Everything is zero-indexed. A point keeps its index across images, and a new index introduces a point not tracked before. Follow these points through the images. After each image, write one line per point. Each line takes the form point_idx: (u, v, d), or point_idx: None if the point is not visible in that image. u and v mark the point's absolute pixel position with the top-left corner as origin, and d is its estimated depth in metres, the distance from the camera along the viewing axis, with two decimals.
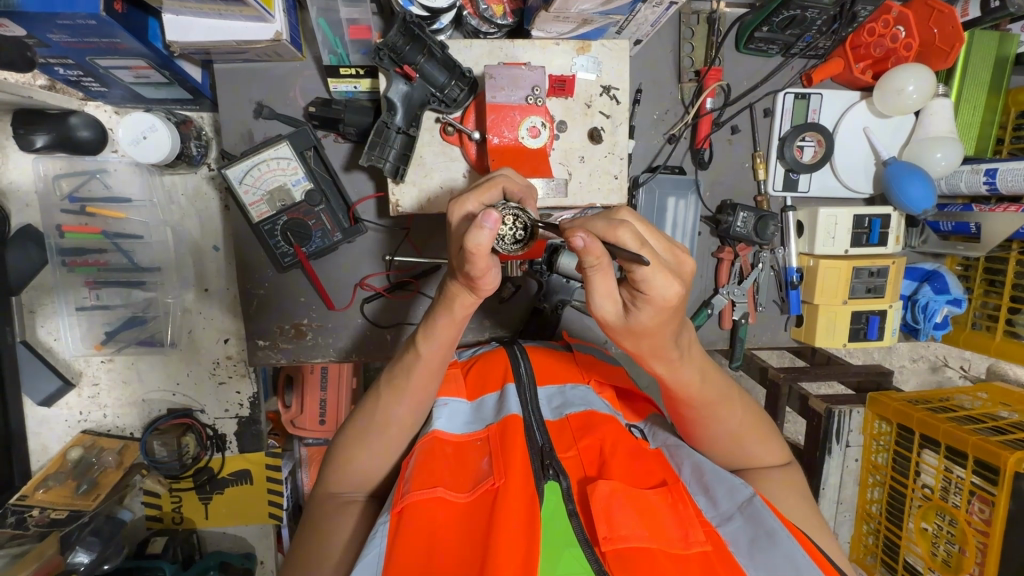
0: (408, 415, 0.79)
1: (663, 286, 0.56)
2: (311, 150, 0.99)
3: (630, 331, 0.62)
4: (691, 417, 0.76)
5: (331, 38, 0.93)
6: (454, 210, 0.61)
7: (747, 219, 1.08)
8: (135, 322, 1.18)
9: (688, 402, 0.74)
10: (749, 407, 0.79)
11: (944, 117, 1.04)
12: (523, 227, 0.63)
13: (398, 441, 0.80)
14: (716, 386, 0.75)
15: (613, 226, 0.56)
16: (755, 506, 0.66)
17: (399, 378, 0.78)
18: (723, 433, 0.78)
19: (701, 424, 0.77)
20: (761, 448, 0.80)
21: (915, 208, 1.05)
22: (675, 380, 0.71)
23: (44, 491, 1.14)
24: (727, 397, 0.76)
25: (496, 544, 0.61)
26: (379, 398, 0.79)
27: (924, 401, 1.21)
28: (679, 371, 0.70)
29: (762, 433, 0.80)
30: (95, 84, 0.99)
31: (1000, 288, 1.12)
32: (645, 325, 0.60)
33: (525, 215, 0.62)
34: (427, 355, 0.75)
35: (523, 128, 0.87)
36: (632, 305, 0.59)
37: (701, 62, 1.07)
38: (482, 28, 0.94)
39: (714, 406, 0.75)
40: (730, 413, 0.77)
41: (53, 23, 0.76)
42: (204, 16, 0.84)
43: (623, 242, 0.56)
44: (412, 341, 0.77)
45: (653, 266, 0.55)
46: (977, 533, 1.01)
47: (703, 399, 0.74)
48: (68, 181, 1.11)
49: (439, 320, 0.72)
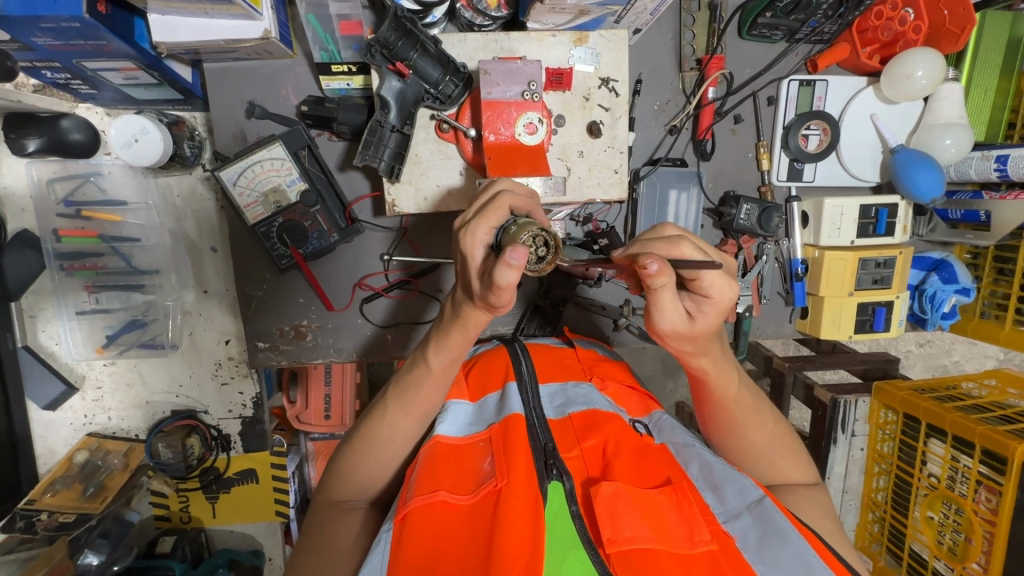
0: (413, 426, 0.78)
1: (726, 287, 0.60)
2: (305, 149, 0.97)
3: (688, 335, 0.63)
4: (726, 423, 0.77)
5: (321, 34, 0.91)
6: (466, 240, 0.59)
7: (751, 211, 1.06)
8: (135, 324, 1.18)
9: (724, 404, 0.75)
10: (782, 422, 0.79)
11: (954, 101, 1.01)
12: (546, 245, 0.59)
13: (402, 450, 0.80)
14: (752, 392, 0.76)
15: (674, 243, 0.59)
16: (766, 506, 0.66)
17: (405, 392, 0.77)
18: (758, 446, 0.78)
19: (733, 430, 0.77)
20: (791, 463, 0.79)
21: (923, 196, 1.03)
22: (717, 380, 0.72)
23: (53, 496, 1.14)
24: (760, 406, 0.77)
25: (499, 549, 0.60)
26: (384, 411, 0.78)
27: (931, 390, 1.20)
28: (722, 370, 0.71)
29: (792, 451, 0.79)
30: (85, 86, 0.97)
31: (1010, 276, 1.10)
32: (709, 326, 0.62)
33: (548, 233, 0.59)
34: (438, 369, 0.75)
35: (520, 124, 0.85)
36: (695, 310, 0.62)
37: (703, 49, 1.04)
38: (477, 20, 0.91)
39: (749, 413, 0.75)
40: (764, 424, 0.77)
41: (36, 26, 0.74)
42: (191, 15, 0.82)
43: (687, 256, 0.59)
44: (421, 353, 0.76)
45: (716, 272, 0.59)
46: (984, 522, 1.01)
47: (739, 403, 0.75)
48: (63, 185, 1.10)
49: (453, 334, 0.71)
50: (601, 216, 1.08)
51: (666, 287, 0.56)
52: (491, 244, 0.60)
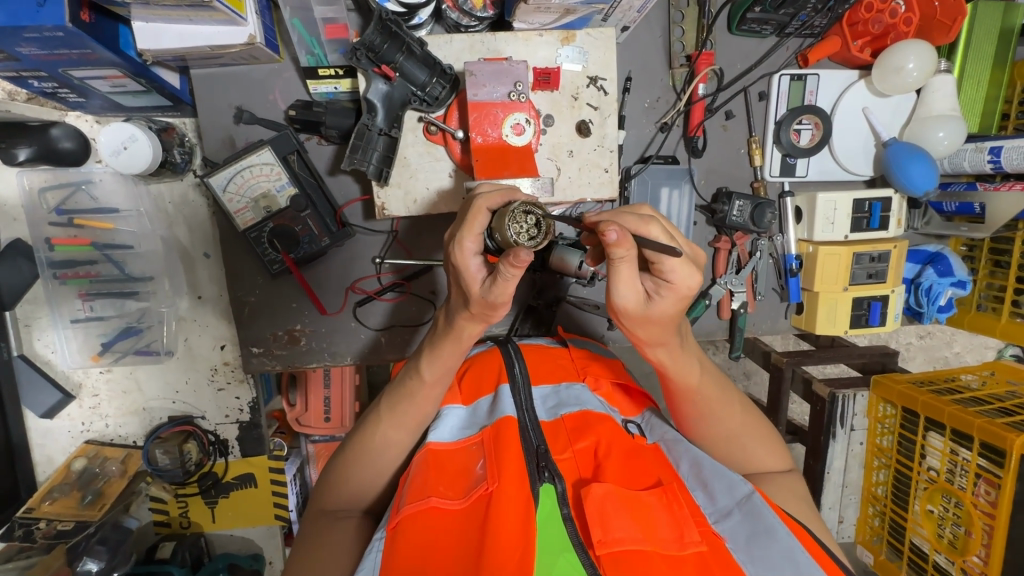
0: (407, 434, 0.80)
1: (687, 276, 0.60)
2: (294, 154, 0.97)
3: (645, 319, 0.64)
4: (692, 413, 0.77)
5: (308, 38, 0.91)
6: (456, 253, 0.62)
7: (744, 207, 1.06)
8: (130, 331, 1.18)
9: (689, 395, 0.75)
10: (751, 411, 0.80)
11: (946, 94, 1.01)
12: (535, 221, 0.63)
13: (396, 461, 0.81)
14: (716, 382, 0.77)
15: (643, 221, 0.59)
16: (755, 502, 0.66)
17: (400, 400, 0.78)
18: (728, 434, 0.78)
19: (701, 420, 0.78)
20: (762, 452, 0.80)
21: (916, 189, 1.02)
22: (677, 370, 0.72)
23: (51, 503, 1.16)
24: (726, 395, 0.77)
25: (489, 554, 0.60)
26: (379, 419, 0.79)
27: (930, 383, 1.20)
28: (682, 363, 0.72)
29: (763, 436, 0.80)
30: (72, 94, 0.97)
31: (1006, 268, 1.10)
32: (665, 312, 0.63)
33: (535, 209, 0.64)
34: (430, 381, 0.77)
35: (507, 125, 0.85)
36: (654, 293, 0.62)
37: (693, 46, 1.04)
38: (463, 21, 0.91)
39: (713, 402, 0.76)
40: (731, 414, 0.77)
41: (19, 36, 0.74)
42: (175, 22, 0.81)
43: (654, 237, 0.60)
44: (415, 366, 0.78)
45: (677, 260, 0.59)
46: (983, 515, 1.00)
47: (703, 393, 0.75)
48: (55, 194, 1.10)
49: (445, 347, 0.74)
50: (593, 215, 1.07)
51: (626, 259, 0.58)
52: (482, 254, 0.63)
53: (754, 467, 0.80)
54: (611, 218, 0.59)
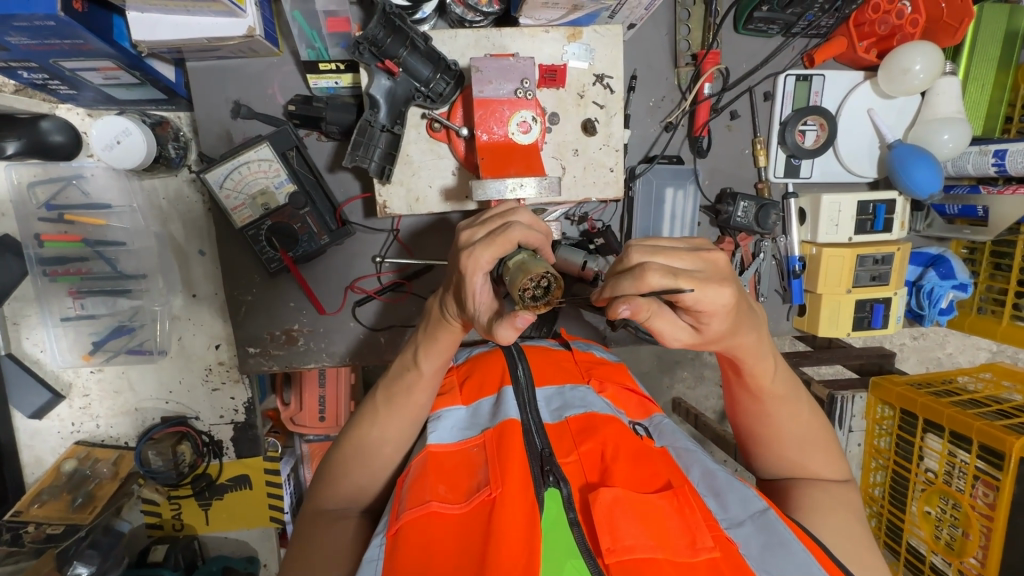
0: (404, 428, 0.79)
1: (713, 296, 0.56)
2: (293, 150, 0.95)
3: (709, 339, 0.62)
4: (753, 409, 0.77)
5: (308, 30, 0.88)
6: (466, 263, 0.58)
7: (748, 208, 1.05)
8: (122, 330, 1.15)
9: (758, 391, 0.74)
10: (818, 413, 0.79)
11: (952, 96, 1.00)
12: (549, 286, 0.54)
13: (394, 457, 0.80)
14: (788, 379, 0.76)
15: (639, 278, 0.54)
16: (769, 517, 0.66)
17: (397, 391, 0.78)
18: (786, 434, 0.78)
19: (764, 418, 0.77)
20: (821, 458, 0.78)
21: (920, 191, 1.02)
22: (752, 369, 0.71)
23: (39, 506, 1.13)
24: (796, 394, 0.76)
25: (492, 562, 0.59)
26: (377, 412, 0.79)
27: (927, 385, 1.20)
28: (756, 363, 0.70)
29: (826, 442, 0.79)
30: (63, 86, 0.94)
31: (1007, 271, 1.10)
32: (719, 328, 0.60)
33: (552, 274, 0.54)
34: (429, 374, 0.77)
35: (513, 123, 0.82)
36: (698, 323, 0.60)
37: (699, 44, 1.02)
38: (468, 16, 0.88)
39: (780, 399, 0.75)
40: (796, 413, 0.77)
41: (9, 25, 0.72)
42: (171, 13, 0.79)
43: (660, 285, 0.54)
44: (412, 357, 0.78)
45: (698, 291, 0.55)
46: (981, 516, 1.00)
47: (769, 392, 0.74)
48: (44, 188, 1.07)
49: (442, 337, 0.74)
50: (597, 215, 1.06)
51: (651, 316, 0.57)
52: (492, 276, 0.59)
53: (806, 473, 0.79)
54: (612, 293, 0.56)
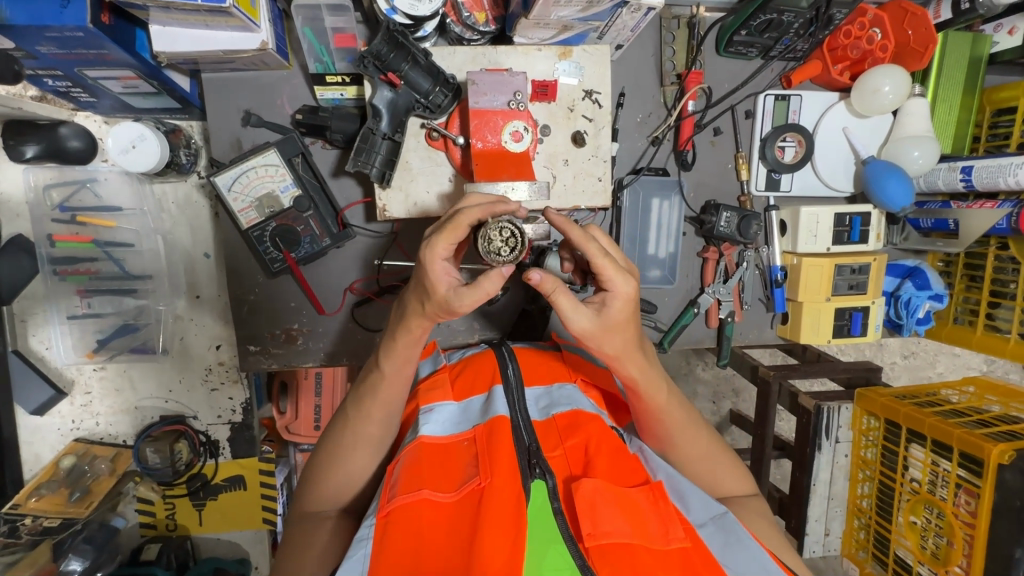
0: (375, 431, 0.81)
1: (624, 281, 0.65)
2: (299, 156, 1.00)
3: (603, 330, 0.67)
4: (661, 434, 0.80)
5: (317, 46, 0.94)
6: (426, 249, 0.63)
7: (731, 219, 1.10)
8: (127, 329, 1.18)
9: (658, 414, 0.78)
10: (718, 436, 0.84)
11: (920, 116, 1.06)
12: (514, 237, 0.65)
13: (369, 458, 0.82)
14: (683, 408, 0.80)
15: (585, 236, 0.64)
16: (728, 519, 0.69)
17: (365, 394, 0.80)
18: (696, 459, 0.82)
19: (671, 440, 0.81)
20: (728, 477, 0.83)
21: (893, 206, 1.07)
22: (646, 388, 0.75)
23: (37, 500, 1.14)
24: (695, 419, 0.81)
25: (478, 549, 0.62)
26: (349, 416, 0.81)
27: (911, 397, 1.23)
28: (651, 381, 0.75)
29: (730, 463, 0.83)
30: (84, 94, 1.00)
31: (980, 283, 1.14)
32: (618, 319, 0.66)
33: (511, 222, 0.66)
34: (404, 366, 0.77)
35: (506, 132, 0.88)
36: (603, 306, 0.66)
37: (683, 65, 1.09)
38: (466, 35, 0.95)
39: (682, 423, 0.79)
40: (699, 435, 0.81)
41: (41, 34, 0.77)
42: (191, 27, 0.85)
43: (592, 252, 0.63)
44: (376, 360, 0.80)
45: (611, 271, 0.64)
46: (964, 525, 1.03)
47: (669, 416, 0.78)
48: (58, 190, 1.12)
49: (398, 339, 0.76)
50: (587, 223, 1.11)
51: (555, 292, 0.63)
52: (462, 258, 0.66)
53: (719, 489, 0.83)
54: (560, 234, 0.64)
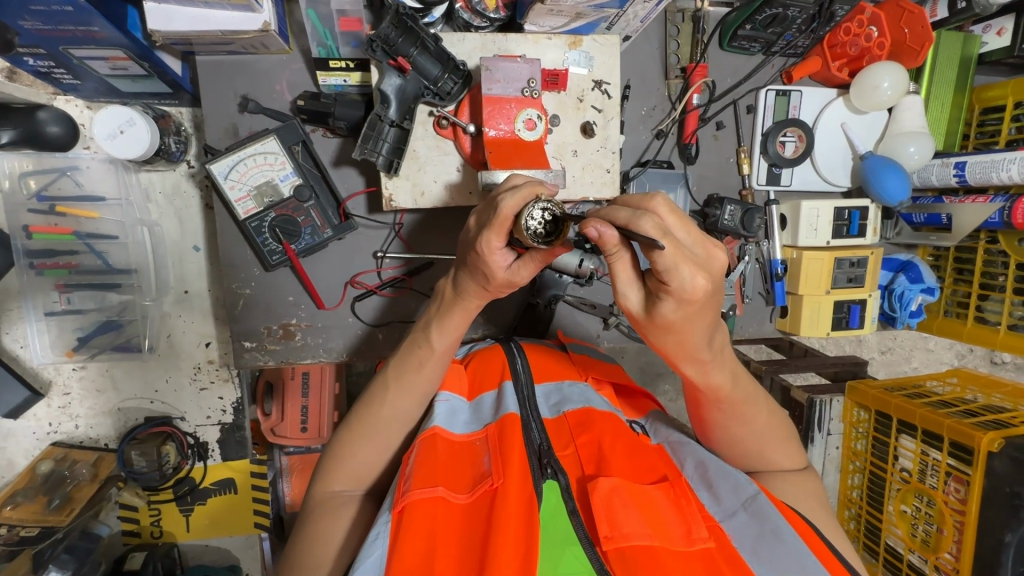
0: (411, 408, 0.80)
1: (688, 280, 0.54)
2: (299, 144, 0.97)
3: (655, 323, 0.60)
4: (717, 420, 0.75)
5: (321, 30, 0.91)
6: (481, 246, 0.64)
7: (734, 212, 1.09)
8: (110, 326, 1.11)
9: (717, 401, 0.73)
10: (777, 414, 0.79)
11: (915, 112, 1.09)
12: (553, 220, 0.60)
13: (398, 436, 0.80)
14: (746, 389, 0.74)
15: (635, 216, 0.53)
16: (760, 502, 0.66)
17: (407, 370, 0.79)
18: (745, 441, 0.77)
19: (724, 424, 0.76)
20: (781, 453, 0.79)
21: (890, 199, 1.10)
22: (706, 380, 0.70)
23: (12, 508, 1.07)
24: (754, 397, 0.75)
25: (494, 552, 0.60)
26: (387, 391, 0.79)
27: (899, 388, 1.25)
28: (711, 374, 0.69)
29: (785, 441, 0.79)
30: (67, 76, 0.95)
31: (969, 276, 1.18)
32: (670, 318, 0.58)
33: (552, 206, 0.60)
34: (440, 351, 0.78)
35: (519, 120, 0.87)
36: (658, 296, 0.58)
37: (687, 59, 1.09)
38: (475, 22, 0.94)
39: (739, 403, 0.73)
40: (755, 416, 0.76)
41: (24, 8, 0.73)
42: (189, 5, 0.81)
43: (644, 231, 0.53)
44: (423, 335, 0.79)
45: (675, 262, 0.53)
46: (954, 512, 1.03)
47: (728, 401, 0.73)
48: (37, 179, 1.03)
49: (453, 316, 0.77)
50: None
51: (617, 255, 0.57)
52: (506, 244, 0.64)
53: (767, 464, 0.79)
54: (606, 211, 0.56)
